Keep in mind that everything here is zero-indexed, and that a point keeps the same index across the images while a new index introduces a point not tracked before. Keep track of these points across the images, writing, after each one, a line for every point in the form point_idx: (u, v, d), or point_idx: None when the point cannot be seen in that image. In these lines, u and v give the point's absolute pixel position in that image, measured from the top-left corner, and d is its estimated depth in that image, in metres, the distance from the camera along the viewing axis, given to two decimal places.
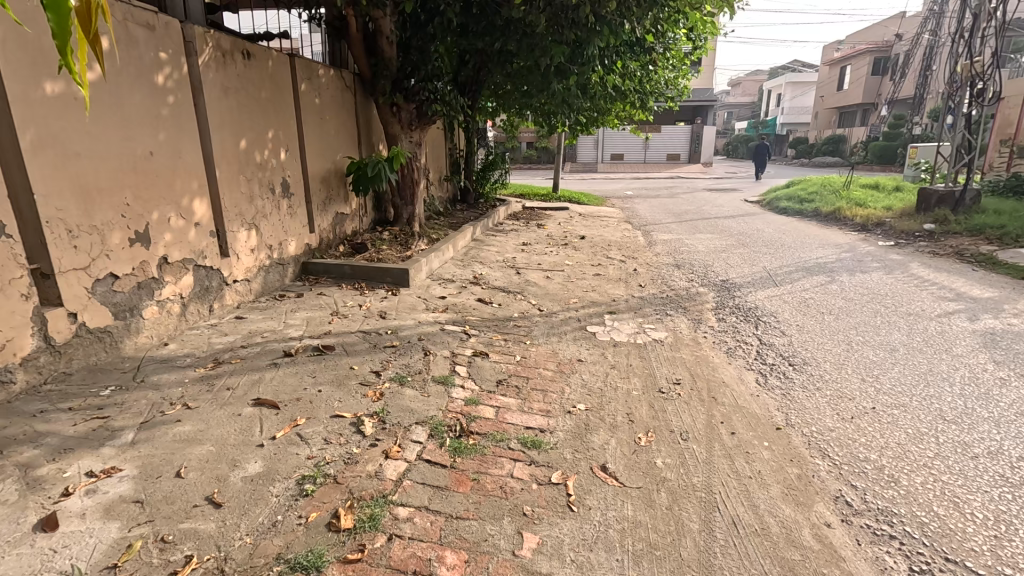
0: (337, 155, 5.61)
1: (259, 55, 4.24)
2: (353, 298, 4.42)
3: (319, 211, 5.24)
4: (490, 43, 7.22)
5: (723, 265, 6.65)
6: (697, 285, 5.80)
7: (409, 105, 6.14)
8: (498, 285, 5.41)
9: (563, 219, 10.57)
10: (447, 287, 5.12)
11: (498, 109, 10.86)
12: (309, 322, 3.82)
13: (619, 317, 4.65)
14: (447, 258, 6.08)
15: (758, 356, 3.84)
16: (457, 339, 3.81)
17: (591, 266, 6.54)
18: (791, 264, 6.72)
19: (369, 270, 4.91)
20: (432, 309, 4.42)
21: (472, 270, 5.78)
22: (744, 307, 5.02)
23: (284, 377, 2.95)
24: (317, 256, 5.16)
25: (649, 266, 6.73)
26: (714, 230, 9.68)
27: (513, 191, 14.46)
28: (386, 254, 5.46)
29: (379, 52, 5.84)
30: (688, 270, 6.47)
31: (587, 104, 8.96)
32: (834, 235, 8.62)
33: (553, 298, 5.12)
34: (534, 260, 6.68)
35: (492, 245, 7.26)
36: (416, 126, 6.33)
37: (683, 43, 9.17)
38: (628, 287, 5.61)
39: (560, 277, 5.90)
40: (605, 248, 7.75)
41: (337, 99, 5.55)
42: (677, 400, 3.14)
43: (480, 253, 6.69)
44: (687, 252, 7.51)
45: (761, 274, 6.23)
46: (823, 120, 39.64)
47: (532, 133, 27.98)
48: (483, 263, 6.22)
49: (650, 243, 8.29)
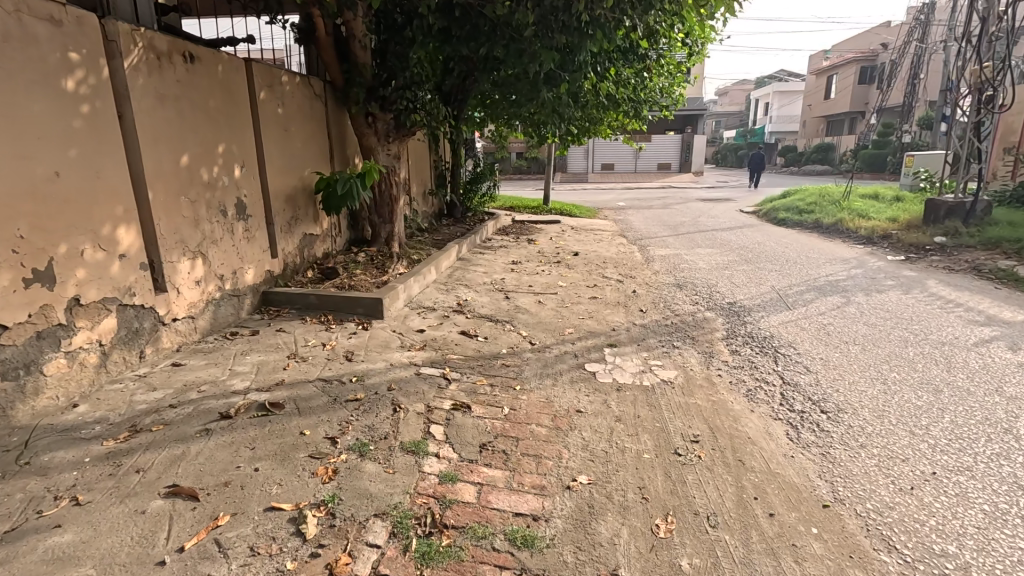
0: (305, 171, 5.06)
1: (207, 58, 3.70)
2: (317, 335, 3.85)
3: (282, 234, 4.68)
4: (475, 49, 6.74)
5: (728, 285, 6.17)
6: (703, 310, 5.30)
7: (386, 115, 5.60)
8: (485, 313, 4.87)
9: (555, 234, 10.09)
10: (427, 317, 4.57)
11: (485, 120, 10.40)
12: (260, 368, 3.25)
13: (621, 350, 4.13)
14: (429, 282, 5.53)
15: (783, 401, 3.32)
16: (434, 386, 3.25)
17: (586, 288, 6.03)
18: (801, 282, 6.25)
19: (338, 301, 4.35)
20: (407, 347, 3.86)
21: (456, 296, 5.24)
22: (757, 336, 4.53)
23: (214, 450, 2.37)
24: (281, 284, 4.59)
25: (649, 286, 6.23)
26: (714, 243, 9.24)
27: (502, 203, 13.99)
28: (358, 280, 4.90)
29: (352, 57, 5.31)
30: (691, 290, 5.98)
31: (578, 113, 8.55)
32: (839, 249, 8.20)
33: (546, 327, 4.59)
34: (525, 282, 6.15)
35: (479, 264, 6.73)
36: (393, 138, 5.80)
37: (679, 49, 8.75)
38: (627, 313, 5.10)
39: (553, 302, 5.37)
40: (600, 267, 7.25)
41: (304, 108, 5.01)
42: (697, 466, 2.60)
43: (466, 274, 6.15)
44: (687, 270, 7.04)
45: (770, 296, 5.75)
46: (812, 128, 39.76)
47: (521, 143, 27.71)
48: (469, 287, 5.68)
49: (647, 260, 7.81)
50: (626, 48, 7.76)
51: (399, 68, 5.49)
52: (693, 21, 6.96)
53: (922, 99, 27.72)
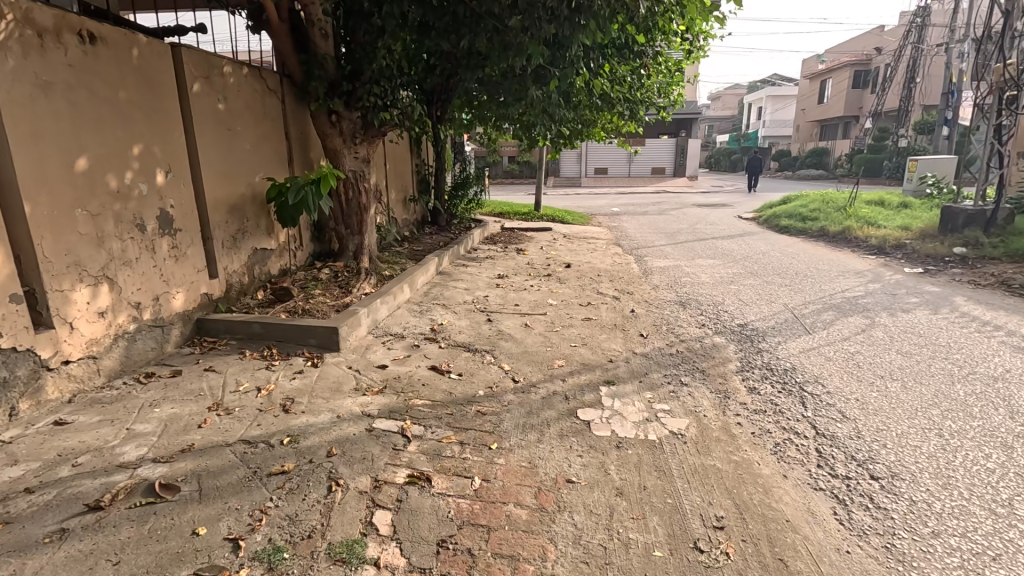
0: (255, 176, 4.39)
1: (117, 40, 3.05)
2: (254, 376, 3.18)
3: (224, 250, 4.01)
4: (455, 42, 6.11)
5: (736, 303, 5.58)
6: (711, 334, 4.68)
7: (351, 113, 4.95)
8: (463, 340, 4.21)
9: (546, 243, 9.48)
10: (393, 348, 3.91)
11: (471, 121, 9.77)
12: (168, 428, 2.58)
13: (620, 389, 3.48)
14: (400, 302, 4.87)
15: (822, 461, 2.69)
16: (388, 447, 2.59)
17: (579, 307, 5.40)
18: (816, 300, 5.66)
19: (287, 330, 3.68)
20: (363, 389, 3.20)
21: (430, 320, 4.59)
22: (776, 369, 3.91)
23: (58, 571, 1.70)
24: (221, 309, 3.92)
25: (649, 304, 5.62)
26: (715, 253, 8.67)
27: (492, 209, 13.37)
28: (315, 303, 4.23)
29: (311, 47, 4.65)
30: (696, 310, 5.38)
31: (570, 114, 8.00)
32: (851, 260, 7.63)
33: (533, 359, 3.94)
34: (511, 300, 5.49)
35: (461, 280, 6.08)
36: (361, 140, 5.15)
37: (678, 47, 8.17)
38: (626, 339, 4.47)
39: (542, 326, 4.73)
40: (595, 281, 6.62)
41: (254, 105, 4.36)
42: (726, 572, 1.95)
43: (445, 292, 5.50)
44: (689, 284, 6.44)
45: (783, 317, 5.14)
46: (805, 133, 39.53)
47: (513, 147, 27.22)
48: (447, 308, 5.03)
49: (645, 272, 7.21)
50: (622, 43, 7.15)
51: (366, 60, 4.84)
52: (695, 13, 6.34)
53: (918, 103, 27.47)
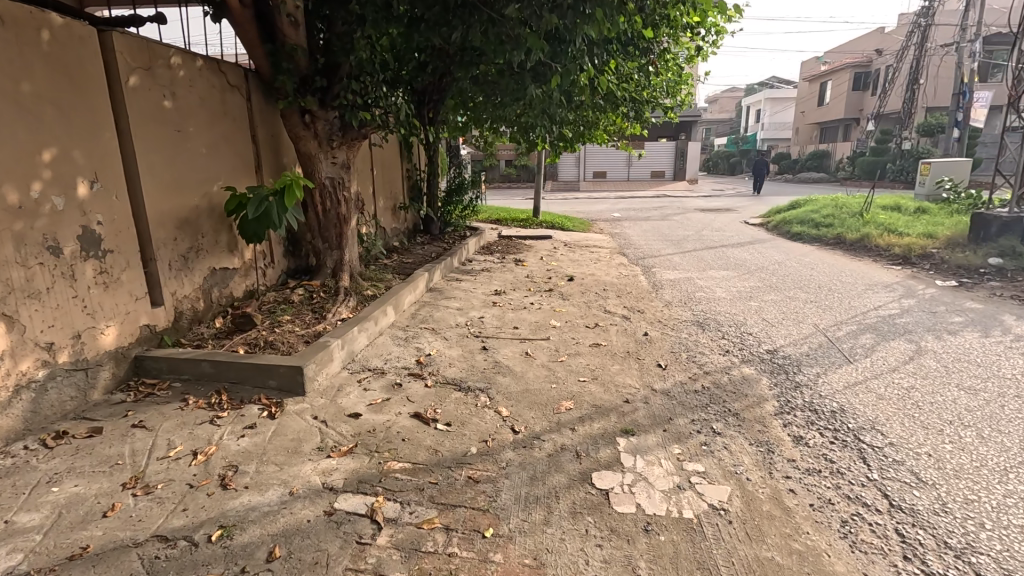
0: (213, 185, 3.80)
1: (20, 19, 2.47)
2: (192, 433, 2.58)
3: (171, 272, 3.41)
4: (447, 36, 5.53)
5: (760, 324, 5.01)
6: (738, 363, 4.10)
7: (327, 113, 4.36)
8: (454, 376, 3.62)
9: (547, 252, 8.91)
10: (369, 388, 3.30)
11: (467, 123, 9.26)
12: (61, 519, 1.97)
13: (641, 442, 2.90)
14: (382, 328, 4.27)
15: (911, 553, 2.10)
16: (351, 541, 2.00)
17: (586, 329, 4.82)
18: (849, 319, 5.11)
19: (243, 370, 3.08)
20: (328, 449, 2.60)
21: (416, 350, 3.99)
22: (822, 410, 3.33)
23: None
24: (166, 343, 3.31)
25: (663, 324, 5.05)
26: (727, 263, 8.11)
27: (488, 215, 12.80)
28: (281, 333, 3.62)
29: (278, 36, 4.05)
30: (717, 332, 4.82)
31: (572, 114, 7.46)
32: (875, 272, 7.10)
33: (536, 400, 3.35)
34: (509, 322, 4.91)
35: (454, 298, 5.49)
36: (339, 143, 4.55)
37: (686, 44, 7.66)
38: (643, 371, 3.88)
39: (545, 354, 4.15)
40: (601, 297, 6.05)
41: (211, 103, 3.78)
42: None
43: (435, 313, 4.90)
44: (705, 301, 5.87)
45: (816, 341, 4.57)
46: (805, 135, 39.17)
47: (510, 150, 26.66)
48: (437, 333, 4.44)
49: (655, 286, 6.64)
50: (629, 38, 6.61)
51: (343, 51, 4.25)
52: (708, 5, 5.81)
53: (922, 106, 27.09)
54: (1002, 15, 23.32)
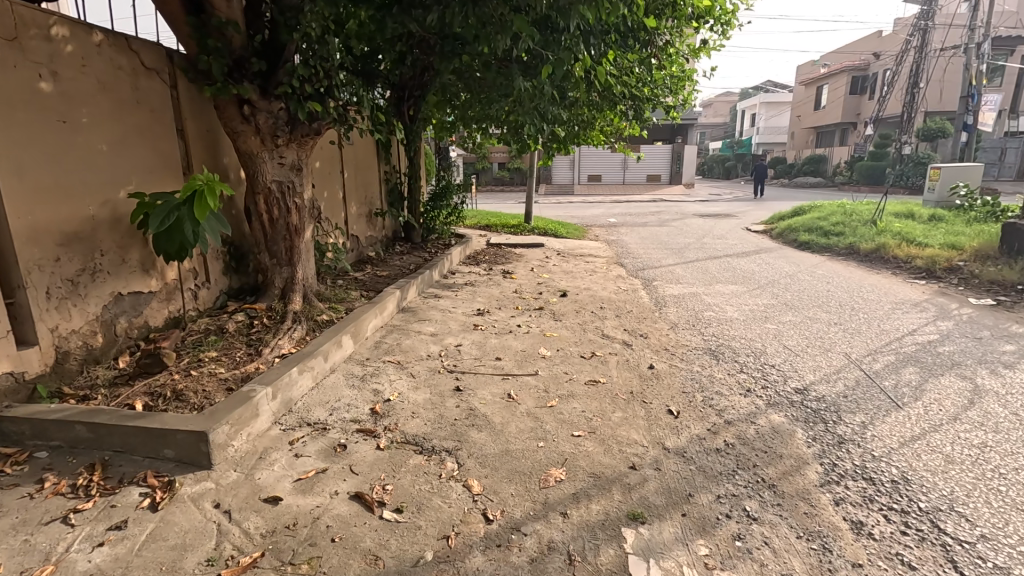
0: (119, 191, 3.06)
1: None
2: (27, 543, 1.85)
3: (50, 302, 2.66)
4: (424, 19, 4.85)
5: (783, 354, 4.32)
6: (764, 408, 3.40)
7: (271, 104, 3.63)
8: (416, 431, 2.90)
9: (538, 262, 8.21)
10: (302, 454, 2.56)
11: (455, 122, 8.61)
12: None
13: (655, 536, 2.19)
14: (334, 364, 3.52)
15: None
16: None
17: (581, 360, 4.11)
18: (883, 347, 4.44)
19: (129, 435, 2.34)
20: (223, 562, 1.87)
21: (373, 394, 3.26)
22: (880, 480, 2.63)
23: None
24: (39, 396, 2.57)
25: (671, 353, 4.36)
26: (734, 275, 7.45)
27: (477, 221, 12.09)
28: (197, 377, 2.87)
29: (206, 8, 3.32)
30: (733, 364, 4.13)
31: (565, 112, 6.81)
32: (899, 288, 6.45)
33: (517, 466, 2.63)
34: (491, 351, 4.18)
35: (429, 320, 4.76)
36: (287, 140, 3.82)
37: (691, 36, 7.02)
38: (651, 421, 3.17)
39: (532, 396, 3.43)
40: (597, 317, 5.34)
41: (116, 89, 3.04)
42: None
43: (404, 341, 4.17)
44: (715, 323, 5.20)
45: (851, 376, 3.89)
46: (800, 139, 38.81)
47: (502, 152, 25.97)
48: (402, 368, 3.70)
49: (657, 303, 5.97)
50: (628, 28, 5.96)
51: (288, 28, 3.52)
52: None
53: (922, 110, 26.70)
54: (1003, 18, 22.98)
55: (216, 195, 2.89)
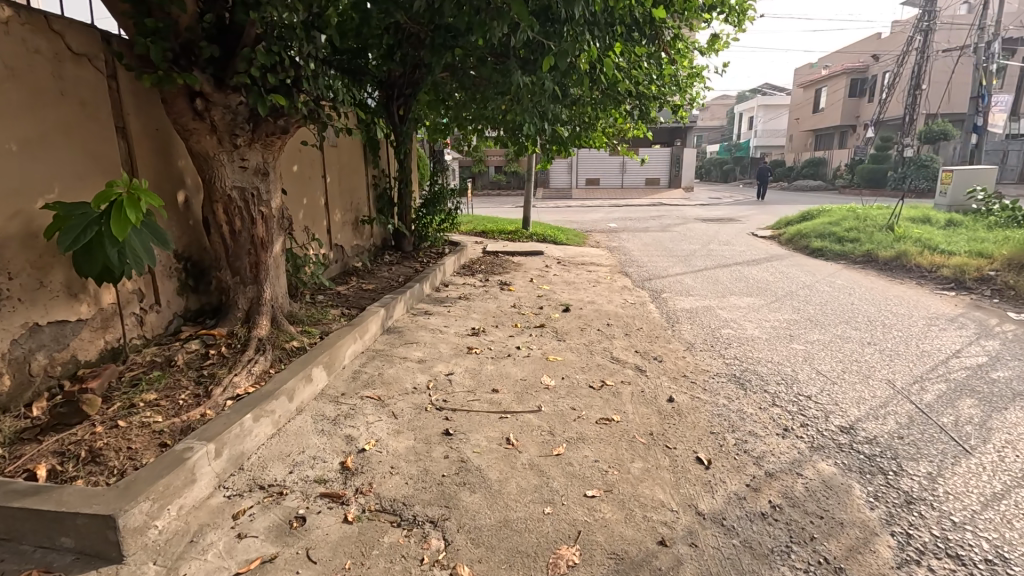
0: (33, 200, 2.53)
1: None
2: None
3: None
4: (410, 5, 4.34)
5: (818, 382, 3.82)
6: (808, 453, 2.89)
7: (227, 97, 3.11)
8: (394, 493, 2.37)
9: (537, 272, 7.70)
10: (246, 535, 2.02)
11: (449, 123, 8.10)
12: None
13: None
14: (300, 404, 2.98)
15: None
16: None
17: (590, 392, 3.59)
18: (929, 373, 3.94)
19: (16, 519, 1.81)
20: None
21: (344, 442, 2.72)
22: (971, 559, 2.10)
23: None
24: None
25: (690, 382, 3.85)
26: (749, 286, 6.96)
27: (473, 227, 11.58)
28: (123, 430, 2.33)
29: None
30: (763, 395, 3.62)
31: (566, 110, 6.30)
32: (929, 300, 5.97)
33: (518, 545, 2.10)
34: (487, 382, 3.66)
35: (416, 342, 4.23)
36: (248, 140, 3.29)
37: (701, 29, 6.54)
38: (677, 474, 2.64)
39: (535, 441, 2.91)
40: (605, 337, 4.83)
41: (31, 77, 2.52)
42: None
43: (387, 370, 3.64)
44: (735, 343, 4.70)
45: (902, 410, 3.38)
46: (799, 142, 38.52)
47: (500, 155, 25.47)
48: (383, 405, 3.17)
49: (669, 319, 5.46)
50: (635, 19, 5.47)
51: (246, 7, 3.00)
52: None
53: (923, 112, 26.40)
54: (1006, 18, 22.68)
55: (138, 207, 2.37)
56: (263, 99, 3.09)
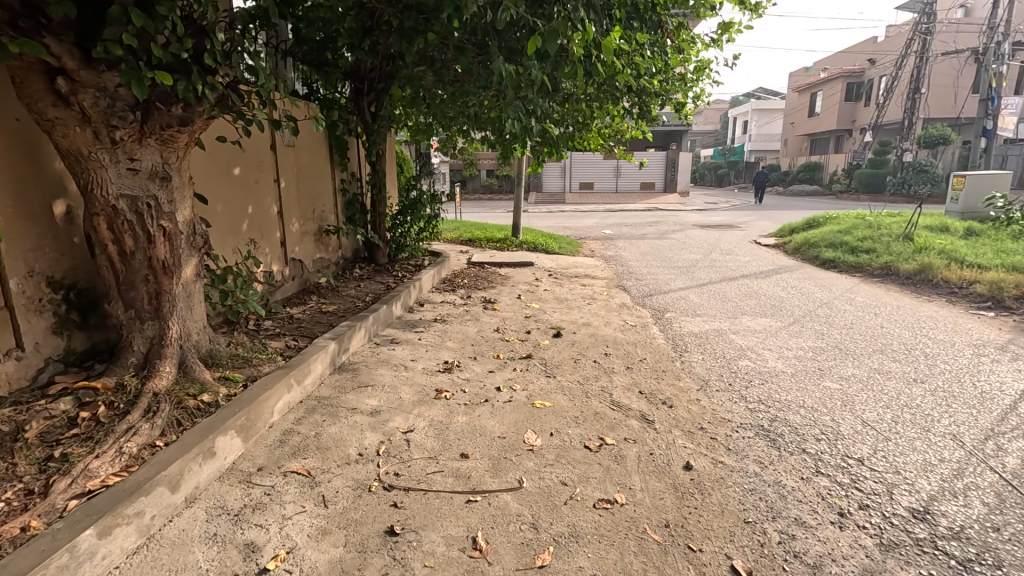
0: None
1: None
2: None
3: None
4: None
5: (869, 438, 3.07)
6: (881, 558, 2.14)
7: (103, 77, 2.33)
8: None
9: (527, 287, 6.94)
10: None
11: (430, 121, 7.35)
12: None
13: None
14: (190, 492, 2.18)
15: None
16: None
17: (587, 456, 2.83)
18: (1002, 425, 3.21)
19: None
20: None
21: (240, 559, 1.92)
22: None
23: None
24: None
25: (711, 438, 3.09)
26: (761, 303, 6.24)
27: (459, 234, 10.81)
28: None
29: None
30: (804, 459, 2.87)
31: (558, 105, 5.57)
32: (968, 322, 5.28)
33: None
34: (455, 443, 2.88)
35: (373, 385, 3.45)
36: (136, 136, 2.50)
37: (709, 16, 5.83)
38: None
39: (512, 542, 2.14)
40: (603, 371, 4.08)
41: None
42: None
43: (327, 429, 2.86)
44: (757, 380, 3.95)
45: (985, 482, 2.64)
46: (794, 147, 38.13)
47: (491, 158, 24.73)
48: (312, 486, 2.39)
49: (676, 347, 4.72)
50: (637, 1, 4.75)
51: None
52: None
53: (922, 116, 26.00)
54: None
55: None
56: (141, 76, 2.24)
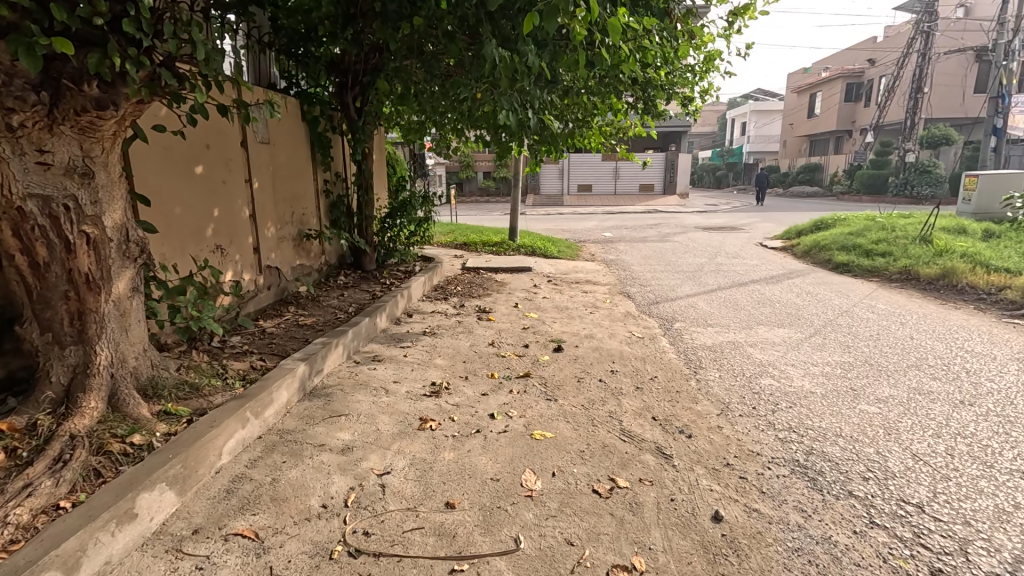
0: None
1: None
2: None
3: None
4: None
5: (926, 477, 2.62)
6: None
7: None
8: None
9: (525, 294, 6.49)
10: None
11: (422, 119, 6.93)
12: None
13: None
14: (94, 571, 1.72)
15: None
16: None
17: (597, 504, 2.37)
18: None
19: None
20: None
21: None
22: None
23: None
24: None
25: (740, 478, 2.64)
26: (776, 312, 5.81)
27: (454, 238, 10.35)
28: None
29: None
30: (854, 505, 2.42)
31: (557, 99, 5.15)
32: (1004, 332, 4.85)
33: None
34: (440, 488, 2.43)
35: (347, 415, 2.99)
36: (43, 122, 2.05)
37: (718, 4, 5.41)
38: None
39: None
40: (610, 393, 3.63)
41: None
42: None
43: (286, 473, 2.39)
44: (784, 403, 3.50)
45: None
46: (794, 148, 37.82)
47: (488, 160, 24.29)
48: (257, 555, 1.92)
49: (689, 362, 4.27)
50: None
51: None
52: None
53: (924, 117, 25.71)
54: None
55: None
56: (35, 45, 1.78)
